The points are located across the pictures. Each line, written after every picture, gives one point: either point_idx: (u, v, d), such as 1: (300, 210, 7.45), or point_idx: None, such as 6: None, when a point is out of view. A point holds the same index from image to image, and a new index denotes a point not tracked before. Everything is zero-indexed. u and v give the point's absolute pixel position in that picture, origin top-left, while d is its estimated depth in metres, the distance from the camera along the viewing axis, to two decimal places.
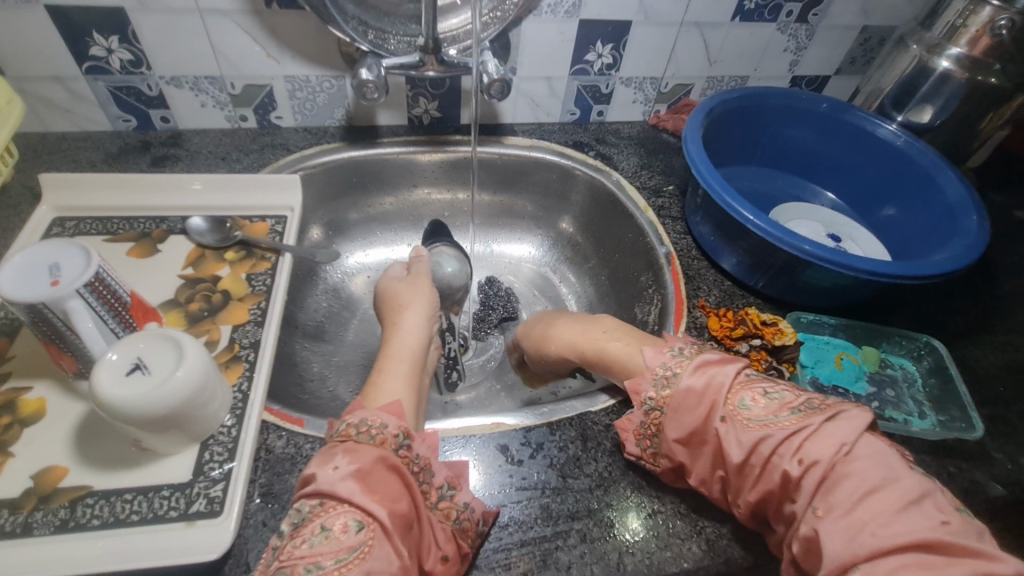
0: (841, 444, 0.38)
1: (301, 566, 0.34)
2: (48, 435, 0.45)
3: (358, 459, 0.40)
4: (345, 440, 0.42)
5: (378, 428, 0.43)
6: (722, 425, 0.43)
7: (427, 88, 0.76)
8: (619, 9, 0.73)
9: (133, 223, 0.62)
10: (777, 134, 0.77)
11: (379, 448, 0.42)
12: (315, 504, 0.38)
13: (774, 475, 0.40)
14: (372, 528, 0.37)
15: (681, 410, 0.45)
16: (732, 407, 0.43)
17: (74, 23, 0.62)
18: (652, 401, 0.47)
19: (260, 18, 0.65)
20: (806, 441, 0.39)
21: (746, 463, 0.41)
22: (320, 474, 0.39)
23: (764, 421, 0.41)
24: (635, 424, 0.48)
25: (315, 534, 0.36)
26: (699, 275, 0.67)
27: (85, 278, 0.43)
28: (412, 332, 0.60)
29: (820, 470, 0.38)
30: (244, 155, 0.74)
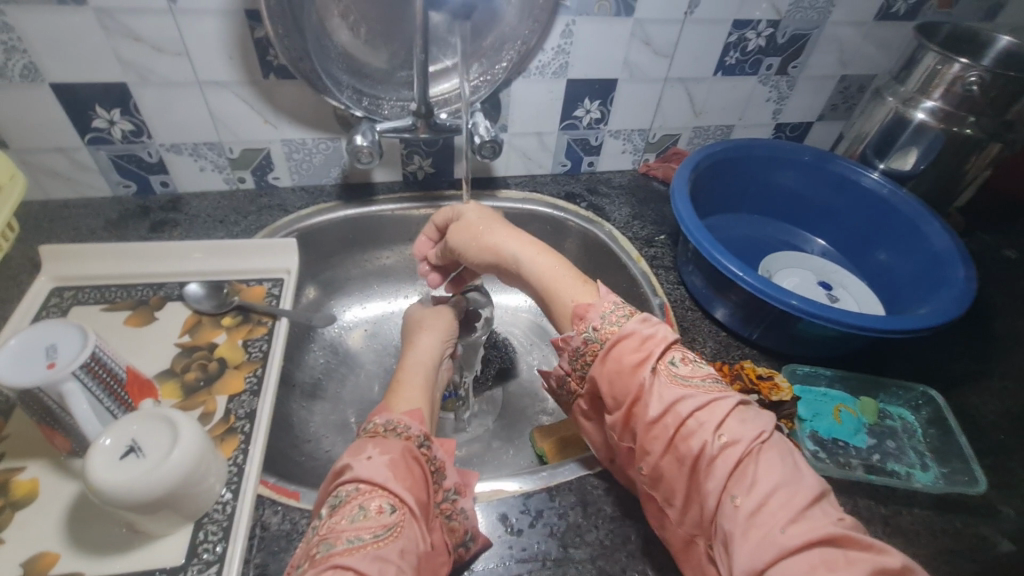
0: (760, 431, 0.41)
1: (343, 538, 0.37)
2: (40, 519, 0.45)
3: (389, 450, 0.43)
4: (374, 436, 0.45)
5: (404, 428, 0.46)
6: (650, 379, 0.45)
7: (421, 147, 0.78)
8: (604, 68, 0.76)
9: (132, 290, 0.63)
10: (765, 181, 0.79)
11: (405, 440, 0.45)
12: (351, 488, 0.41)
13: (690, 443, 0.41)
14: (403, 511, 0.40)
15: (618, 351, 0.47)
16: (666, 367, 0.45)
17: (78, 98, 0.64)
18: (593, 331, 0.49)
19: (258, 88, 0.67)
20: (727, 417, 0.42)
21: (665, 421, 0.43)
22: (355, 461, 0.42)
23: (692, 387, 0.44)
24: (574, 346, 0.50)
25: (354, 513, 0.39)
26: (695, 326, 0.68)
27: (81, 360, 0.43)
28: (427, 349, 0.60)
29: (738, 448, 0.40)
30: (242, 217, 0.75)
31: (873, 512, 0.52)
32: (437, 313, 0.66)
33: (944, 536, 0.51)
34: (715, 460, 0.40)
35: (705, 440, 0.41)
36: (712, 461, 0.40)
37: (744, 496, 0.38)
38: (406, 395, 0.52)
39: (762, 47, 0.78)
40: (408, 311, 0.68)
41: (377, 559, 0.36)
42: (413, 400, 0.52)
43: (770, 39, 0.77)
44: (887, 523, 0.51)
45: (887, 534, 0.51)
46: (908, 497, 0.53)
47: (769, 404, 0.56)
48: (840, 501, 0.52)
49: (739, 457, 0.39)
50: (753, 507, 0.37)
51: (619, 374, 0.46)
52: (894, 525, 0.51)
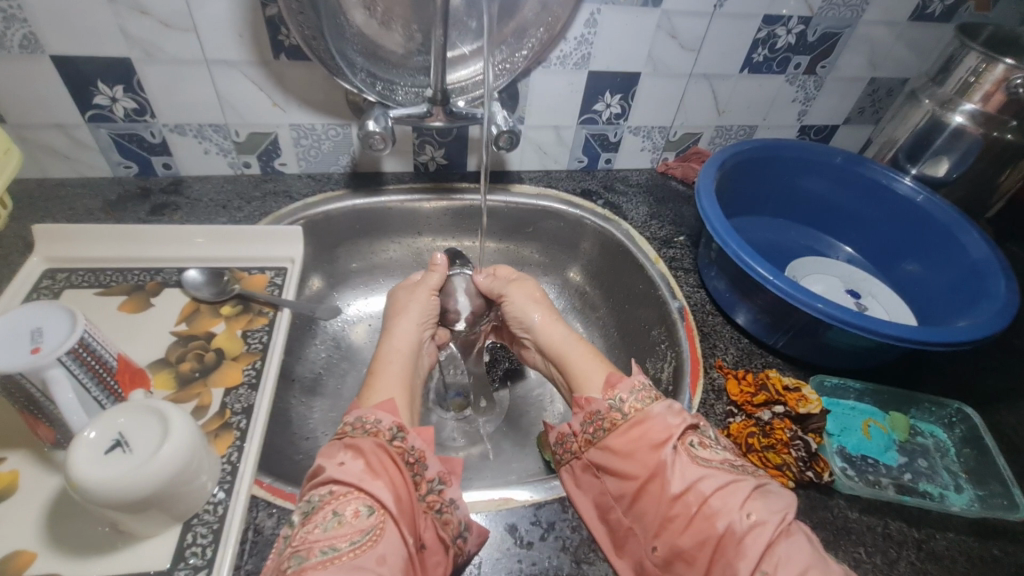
0: (785, 513, 0.40)
1: (315, 550, 0.37)
2: (18, 515, 0.42)
3: (361, 451, 0.43)
4: (342, 437, 0.45)
5: (373, 423, 0.46)
6: (673, 455, 0.44)
7: (433, 136, 0.75)
8: (628, 61, 0.73)
9: (128, 274, 0.60)
10: (793, 185, 0.76)
11: (374, 437, 0.45)
12: (325, 493, 0.41)
13: (714, 522, 0.40)
14: (382, 514, 0.40)
15: (643, 426, 0.46)
16: (686, 445, 0.45)
17: (79, 73, 0.61)
18: (619, 401, 0.48)
19: (267, 69, 0.65)
20: (751, 498, 0.41)
21: (686, 498, 0.42)
22: (326, 466, 0.42)
23: (713, 467, 0.43)
24: (592, 409, 0.49)
25: (328, 520, 0.39)
26: (715, 332, 0.65)
27: (66, 345, 0.40)
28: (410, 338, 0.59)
29: (765, 530, 0.39)
30: (245, 203, 0.72)
31: (906, 536, 0.49)
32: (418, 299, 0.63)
33: (980, 563, 0.48)
34: (742, 540, 0.39)
35: (730, 520, 0.40)
36: (740, 541, 0.39)
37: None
38: (381, 385, 0.52)
39: (792, 44, 0.75)
40: (393, 292, 0.65)
41: (352, 568, 0.36)
42: (387, 390, 0.51)
43: (801, 36, 0.74)
44: (921, 548, 0.48)
45: (920, 560, 0.48)
46: (941, 520, 0.50)
47: (796, 417, 0.54)
48: (870, 522, 0.50)
49: (769, 538, 0.38)
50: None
51: (638, 448, 0.45)
52: (929, 551, 0.48)
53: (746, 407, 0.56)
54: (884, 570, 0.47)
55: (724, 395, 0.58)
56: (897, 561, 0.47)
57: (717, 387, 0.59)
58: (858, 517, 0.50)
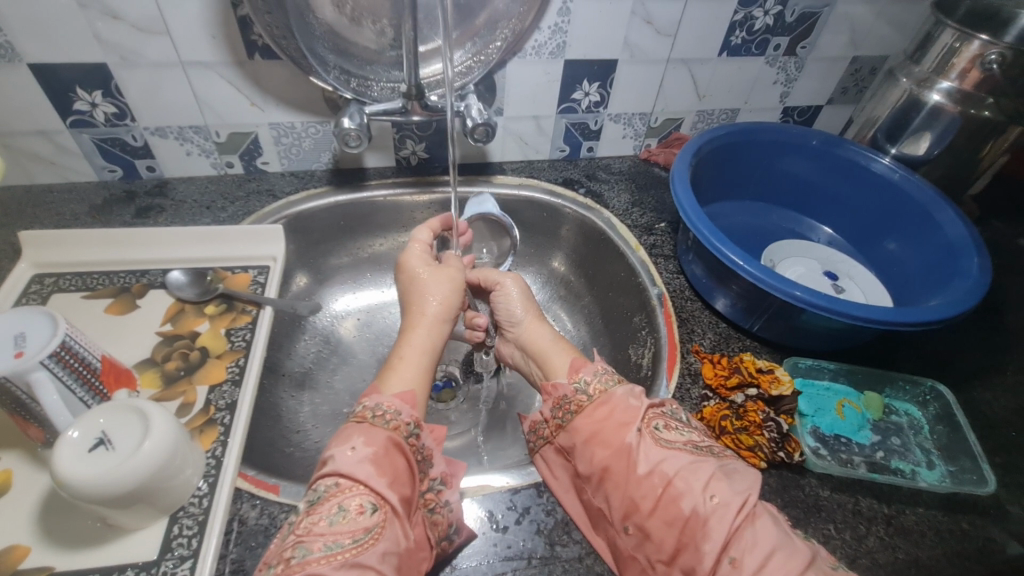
0: (748, 494, 0.42)
1: (319, 543, 0.39)
2: (11, 511, 0.43)
3: (373, 443, 0.45)
4: (362, 421, 0.46)
5: (393, 415, 0.48)
6: (637, 438, 0.46)
7: (413, 131, 0.76)
8: (603, 48, 0.73)
9: (114, 277, 0.61)
10: (772, 169, 0.76)
11: (391, 430, 0.46)
12: (331, 484, 0.42)
13: (680, 504, 0.42)
14: (385, 511, 0.41)
15: (607, 407, 0.49)
16: (650, 428, 0.47)
17: (56, 79, 0.62)
18: (585, 384, 0.52)
19: (243, 69, 0.65)
20: (714, 479, 0.43)
21: (652, 479, 0.44)
22: (337, 455, 0.44)
23: (676, 448, 0.46)
24: (560, 393, 0.53)
25: (333, 513, 0.40)
26: (693, 318, 0.66)
27: (49, 348, 0.42)
28: (431, 316, 0.60)
29: (727, 510, 0.41)
30: (229, 203, 0.73)
31: (875, 512, 0.50)
32: (435, 271, 0.63)
33: (948, 536, 0.49)
34: (707, 521, 0.40)
35: (694, 502, 0.42)
36: (706, 522, 0.40)
37: (746, 559, 0.38)
38: (402, 373, 0.53)
39: (770, 26, 0.74)
40: (408, 262, 0.64)
41: (353, 566, 0.37)
42: (406, 381, 0.52)
43: (778, 17, 0.74)
44: (890, 523, 0.50)
45: (890, 535, 0.49)
46: (911, 496, 0.52)
47: (768, 399, 0.54)
48: (841, 500, 0.51)
49: (733, 518, 0.40)
50: (755, 566, 0.38)
51: (605, 429, 0.48)
52: (898, 526, 0.50)
53: (720, 390, 0.57)
54: (852, 545, 0.48)
55: (700, 379, 0.59)
56: (867, 537, 0.49)
57: (693, 371, 0.60)
58: (828, 495, 0.51)
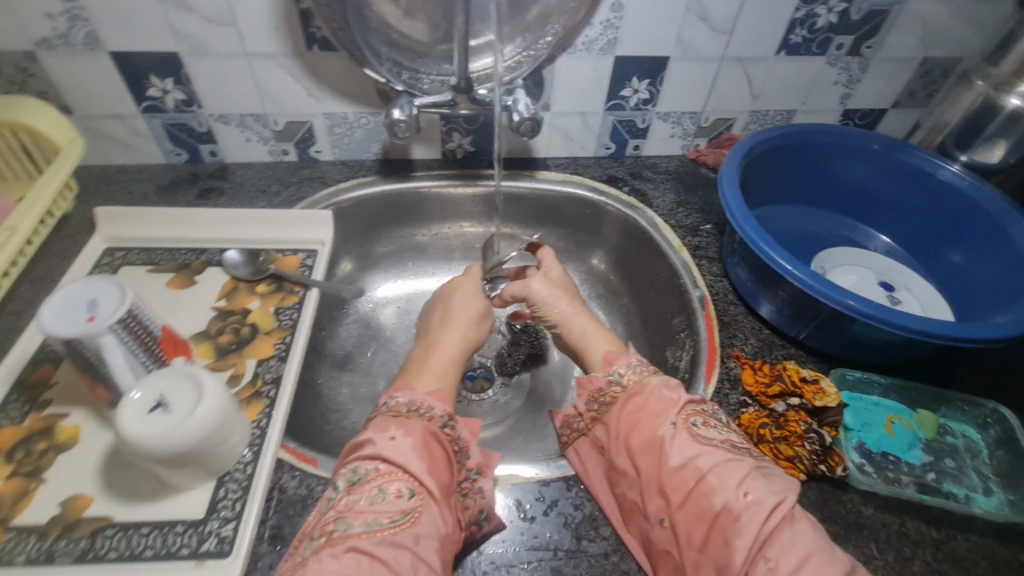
0: (786, 496, 0.41)
1: (360, 518, 0.40)
2: (77, 463, 0.47)
3: (412, 433, 0.46)
4: (398, 414, 0.47)
5: (427, 408, 0.48)
6: (671, 430, 0.45)
7: (460, 124, 0.77)
8: (655, 44, 0.72)
9: (176, 253, 0.65)
10: (828, 172, 0.73)
11: (427, 422, 0.47)
12: (371, 467, 0.43)
13: (711, 499, 0.41)
14: (422, 496, 0.42)
15: (642, 397, 0.49)
16: (687, 423, 0.46)
17: (133, 66, 0.66)
18: (619, 375, 0.51)
19: (302, 60, 0.68)
20: (749, 477, 0.42)
21: (683, 472, 0.43)
22: (378, 441, 0.45)
23: (712, 445, 0.45)
24: (594, 385, 0.52)
25: (373, 495, 0.42)
26: (736, 322, 0.64)
27: (120, 315, 0.45)
28: (459, 322, 0.62)
29: (762, 507, 0.40)
30: (283, 189, 0.76)
31: (923, 535, 0.48)
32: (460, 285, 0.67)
33: (1003, 567, 0.47)
34: (739, 518, 0.40)
35: (727, 498, 0.41)
36: (737, 519, 0.40)
37: (777, 562, 0.38)
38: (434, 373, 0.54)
39: (833, 24, 0.71)
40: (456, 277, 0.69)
41: (390, 545, 0.39)
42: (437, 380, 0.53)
43: (843, 15, 0.70)
44: (938, 549, 0.47)
45: (937, 561, 0.47)
46: (962, 522, 0.49)
47: (812, 410, 0.52)
48: (885, 519, 0.49)
49: (768, 517, 0.39)
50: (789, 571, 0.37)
51: (639, 419, 0.47)
52: (946, 551, 0.47)
53: (760, 398, 0.55)
54: (894, 567, 0.46)
55: (739, 386, 0.57)
56: (911, 560, 0.46)
57: (732, 377, 0.58)
58: (871, 514, 0.49)
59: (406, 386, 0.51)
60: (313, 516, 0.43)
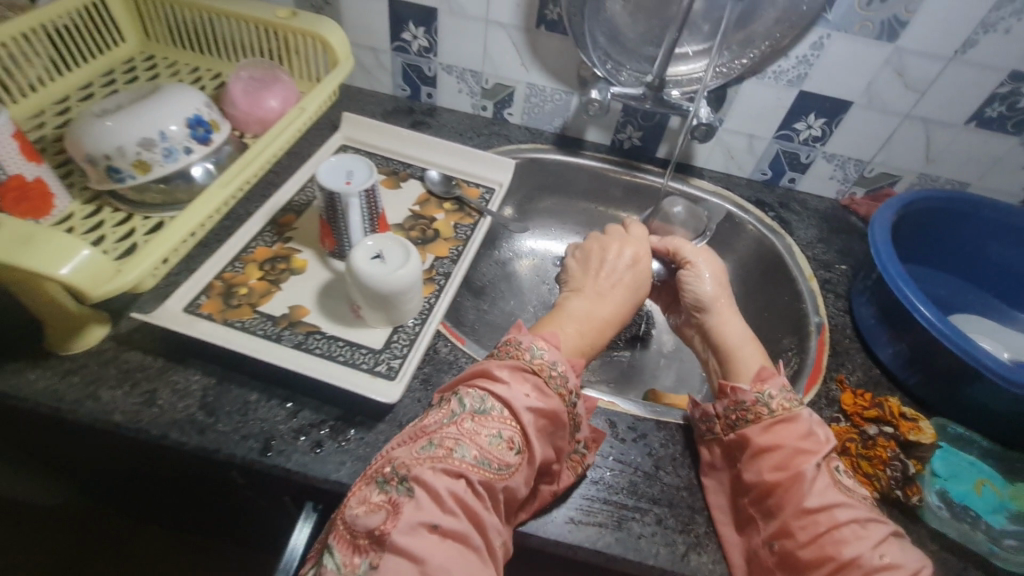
0: (919, 566, 0.43)
1: (475, 452, 0.44)
2: (303, 284, 0.63)
3: (545, 399, 0.48)
4: (538, 374, 0.49)
5: (563, 380, 0.50)
6: (815, 471, 0.47)
7: (637, 119, 0.87)
8: (843, 88, 0.76)
9: (390, 163, 0.81)
10: (986, 248, 0.73)
11: (559, 396, 0.49)
12: (499, 410, 0.46)
13: (841, 549, 0.43)
14: (525, 456, 0.46)
15: (791, 428, 0.50)
16: (831, 467, 0.48)
17: (401, 13, 0.83)
18: (768, 396, 0.52)
19: (528, 35, 0.81)
20: (886, 541, 0.44)
21: (818, 516, 0.45)
22: (513, 389, 0.48)
23: (852, 497, 0.46)
24: (742, 399, 0.53)
25: (489, 437, 0.45)
26: (848, 354, 0.67)
27: (366, 186, 0.61)
28: (617, 284, 0.66)
29: (897, 573, 0.42)
30: (475, 136, 0.91)
31: None
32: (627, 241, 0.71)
33: None
34: None
35: (859, 552, 0.43)
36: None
37: None
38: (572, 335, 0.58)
39: None
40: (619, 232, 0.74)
41: (487, 486, 0.43)
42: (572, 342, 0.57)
43: None
44: None
45: None
46: None
47: (903, 442, 0.56)
48: (947, 559, 0.52)
49: None
50: None
51: (784, 450, 0.49)
52: None
53: (854, 417, 0.59)
54: None
55: (836, 405, 0.62)
56: None
57: (831, 397, 0.62)
58: (935, 550, 0.52)
59: (552, 340, 0.53)
60: (424, 418, 0.47)
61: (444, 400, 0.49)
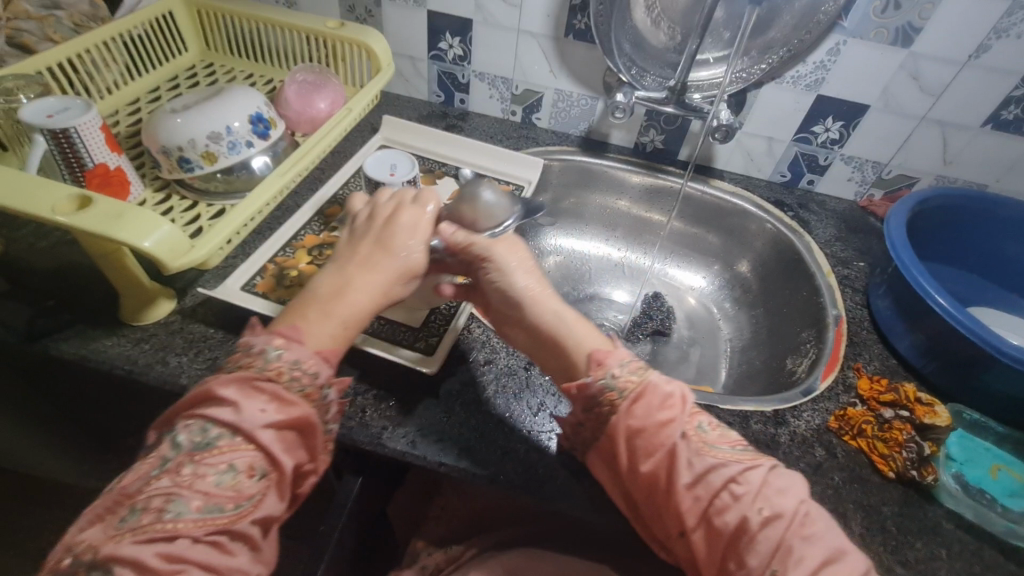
0: (802, 502, 0.43)
1: (198, 502, 0.38)
2: None
3: (283, 409, 0.43)
4: (274, 380, 0.43)
5: (309, 376, 0.45)
6: (680, 441, 0.46)
7: (659, 122, 0.91)
8: (859, 91, 0.79)
9: (426, 162, 0.87)
10: (1004, 246, 0.75)
11: (306, 402, 0.44)
12: (228, 435, 0.41)
13: (727, 516, 0.43)
14: (270, 479, 0.42)
15: (642, 399, 0.48)
16: (694, 431, 0.47)
17: (439, 24, 0.90)
18: (613, 377, 0.49)
19: (556, 43, 0.87)
20: (763, 485, 0.44)
21: (697, 490, 0.44)
22: (242, 408, 0.42)
23: (724, 454, 0.46)
24: (587, 393, 0.49)
25: (219, 472, 0.40)
26: (865, 344, 0.70)
27: (409, 178, 0.66)
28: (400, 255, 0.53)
29: (778, 520, 0.42)
30: (504, 139, 0.96)
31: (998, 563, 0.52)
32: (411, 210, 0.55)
33: None
34: (755, 536, 0.42)
35: (744, 513, 0.43)
36: (753, 535, 0.42)
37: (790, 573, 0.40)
38: (329, 318, 0.48)
39: None
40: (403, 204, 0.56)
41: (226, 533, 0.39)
42: (325, 328, 0.48)
43: None
44: None
45: None
46: None
47: (918, 424, 0.58)
48: (962, 537, 0.53)
49: (783, 532, 0.42)
50: None
51: (647, 433, 0.47)
52: None
53: (871, 401, 0.62)
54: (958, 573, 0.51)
55: (853, 391, 0.64)
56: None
57: (848, 383, 0.65)
58: (951, 528, 0.53)
59: (295, 335, 0.47)
60: (123, 478, 0.40)
61: (158, 438, 0.42)
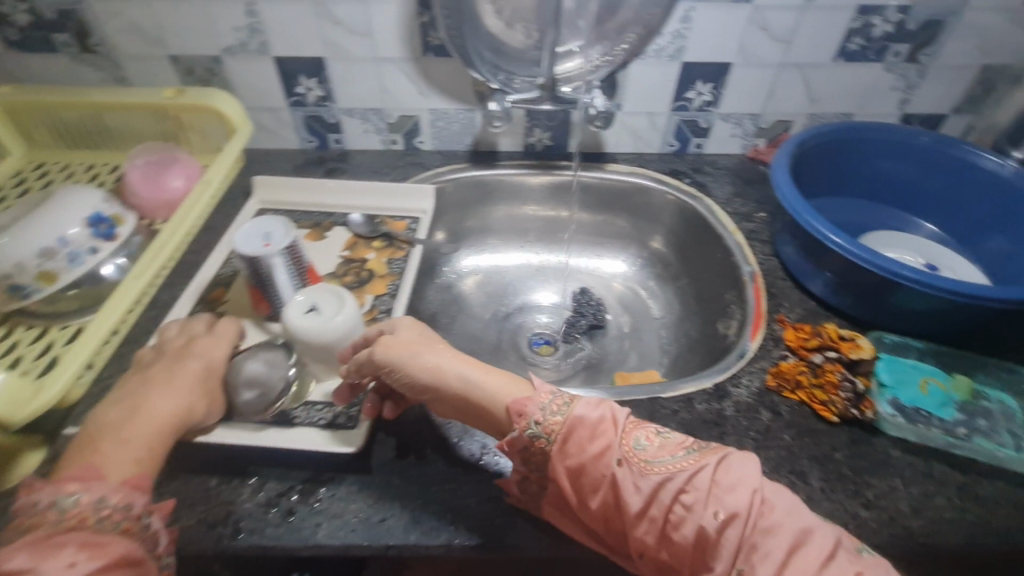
0: (755, 487, 0.41)
1: None
2: None
3: (100, 552, 0.39)
4: (78, 528, 0.40)
5: (120, 511, 0.42)
6: (620, 469, 0.44)
7: (541, 120, 0.90)
8: (718, 51, 0.81)
9: (311, 216, 0.81)
10: (880, 167, 0.79)
11: (121, 533, 0.41)
12: None
13: (682, 530, 0.41)
14: None
15: (569, 440, 0.46)
16: (630, 453, 0.45)
17: (289, 68, 0.84)
18: (536, 425, 0.47)
19: (417, 64, 0.83)
20: (713, 487, 0.42)
21: (649, 513, 0.43)
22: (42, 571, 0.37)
23: (664, 466, 0.44)
24: (519, 447, 0.48)
25: None
26: (783, 293, 0.71)
27: (286, 244, 0.60)
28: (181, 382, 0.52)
29: (733, 521, 0.40)
30: (391, 171, 0.92)
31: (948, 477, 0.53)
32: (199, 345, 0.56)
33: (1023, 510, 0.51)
34: (715, 541, 0.40)
35: (699, 523, 0.41)
36: (713, 542, 0.40)
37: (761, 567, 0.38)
38: (120, 457, 0.46)
39: (889, 33, 0.78)
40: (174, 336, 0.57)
41: None
42: (122, 465, 0.45)
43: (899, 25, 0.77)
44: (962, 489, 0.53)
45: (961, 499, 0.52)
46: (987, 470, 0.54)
47: (848, 362, 0.59)
48: (912, 460, 0.54)
49: (743, 531, 0.40)
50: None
51: (583, 468, 0.45)
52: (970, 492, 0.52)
53: (800, 350, 0.62)
54: (916, 498, 0.52)
55: (782, 343, 0.64)
56: (935, 495, 0.52)
57: (776, 336, 0.65)
58: (900, 455, 0.55)
59: (89, 473, 0.44)
60: None
61: None
